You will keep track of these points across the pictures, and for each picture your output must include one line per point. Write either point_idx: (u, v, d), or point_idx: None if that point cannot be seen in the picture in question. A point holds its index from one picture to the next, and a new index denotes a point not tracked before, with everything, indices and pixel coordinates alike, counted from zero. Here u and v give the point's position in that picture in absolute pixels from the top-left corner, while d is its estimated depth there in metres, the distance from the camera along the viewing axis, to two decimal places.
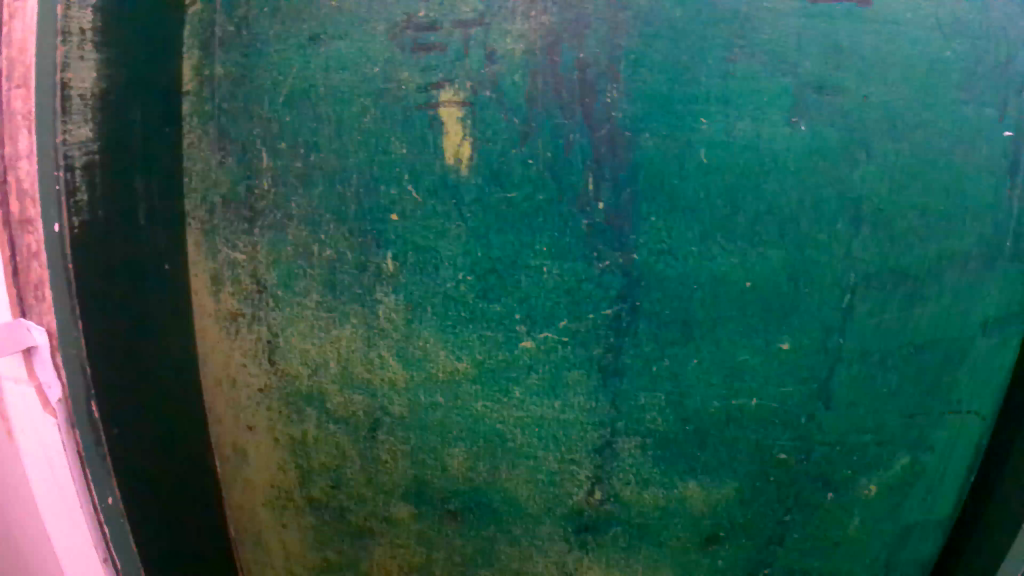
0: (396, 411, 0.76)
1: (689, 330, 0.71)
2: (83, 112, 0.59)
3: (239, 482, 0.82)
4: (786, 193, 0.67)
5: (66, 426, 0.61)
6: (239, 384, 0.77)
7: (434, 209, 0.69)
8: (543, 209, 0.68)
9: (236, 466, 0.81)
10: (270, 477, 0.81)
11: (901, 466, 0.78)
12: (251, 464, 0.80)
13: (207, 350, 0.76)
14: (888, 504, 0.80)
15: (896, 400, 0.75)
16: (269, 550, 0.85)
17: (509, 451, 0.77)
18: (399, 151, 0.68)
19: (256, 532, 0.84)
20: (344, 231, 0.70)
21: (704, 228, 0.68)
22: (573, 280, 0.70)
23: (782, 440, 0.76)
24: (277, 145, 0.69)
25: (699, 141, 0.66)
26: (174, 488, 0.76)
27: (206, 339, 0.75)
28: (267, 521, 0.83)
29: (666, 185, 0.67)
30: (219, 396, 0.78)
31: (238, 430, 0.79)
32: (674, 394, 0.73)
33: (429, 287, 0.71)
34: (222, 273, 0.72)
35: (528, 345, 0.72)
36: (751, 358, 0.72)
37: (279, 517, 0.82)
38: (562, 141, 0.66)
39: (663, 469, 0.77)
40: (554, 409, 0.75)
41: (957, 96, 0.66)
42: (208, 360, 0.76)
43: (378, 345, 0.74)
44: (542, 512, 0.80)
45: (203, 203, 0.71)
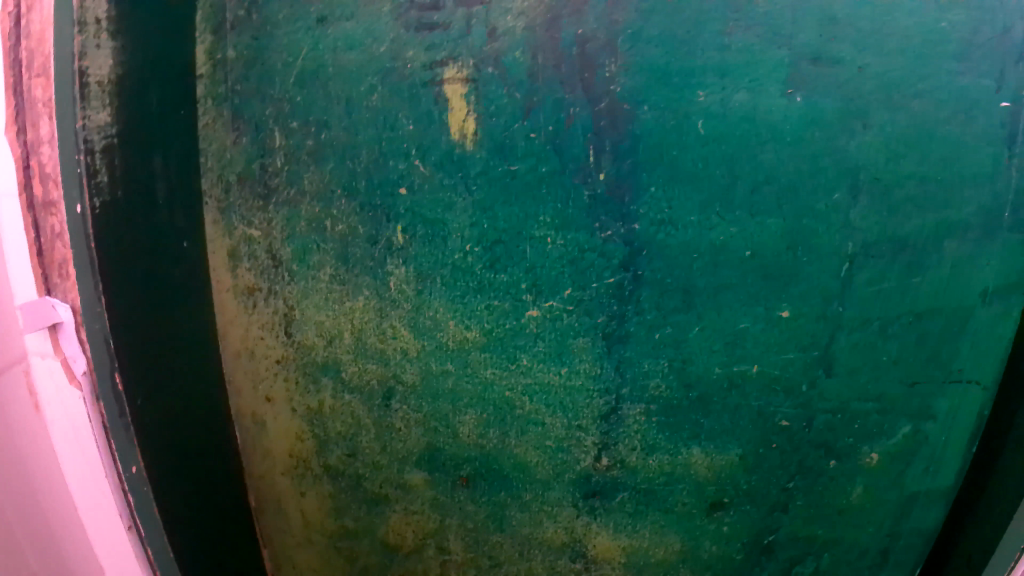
0: (408, 379, 0.79)
1: (691, 297, 0.73)
2: (101, 99, 0.61)
3: (258, 451, 0.85)
4: (783, 164, 0.69)
5: (92, 398, 0.61)
6: (258, 356, 0.80)
7: (442, 182, 0.71)
8: (546, 180, 0.70)
9: (255, 436, 0.84)
10: (289, 445, 0.84)
11: (902, 435, 0.79)
12: (270, 434, 0.84)
13: (225, 324, 0.79)
14: (890, 471, 0.82)
15: (896, 368, 0.76)
16: (288, 518, 0.88)
17: (518, 418, 0.79)
18: (406, 127, 0.70)
19: (275, 502, 0.87)
20: (355, 206, 0.73)
21: (704, 198, 0.70)
22: (576, 250, 0.72)
23: (784, 408, 0.78)
24: (289, 124, 0.71)
25: (698, 113, 0.68)
26: (200, 462, 0.78)
27: (225, 313, 0.79)
28: (286, 489, 0.87)
29: (665, 157, 0.69)
30: (238, 367, 0.81)
31: (257, 402, 0.82)
32: (677, 360, 0.75)
33: (438, 258, 0.73)
34: (239, 249, 0.76)
35: (534, 313, 0.74)
36: (752, 326, 0.74)
37: (298, 485, 0.86)
38: (562, 116, 0.68)
39: (667, 436, 0.79)
40: (560, 375, 0.77)
41: (952, 68, 0.67)
42: (226, 334, 0.79)
43: (389, 316, 0.76)
44: (551, 478, 0.82)
45: (219, 182, 0.74)
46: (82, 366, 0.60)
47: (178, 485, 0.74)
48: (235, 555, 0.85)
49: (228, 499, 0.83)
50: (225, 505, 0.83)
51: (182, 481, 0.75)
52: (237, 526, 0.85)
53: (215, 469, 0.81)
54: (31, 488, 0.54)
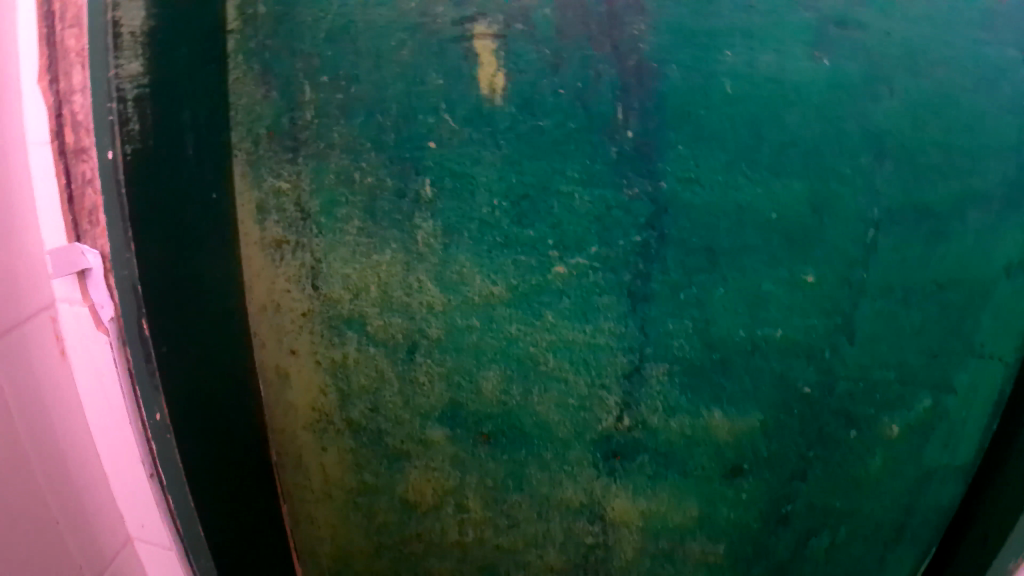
0: (433, 333, 0.79)
1: (716, 258, 0.72)
2: (134, 48, 0.60)
3: (282, 406, 0.87)
4: (810, 128, 0.67)
5: (118, 343, 0.69)
6: (283, 310, 0.82)
7: (470, 137, 0.70)
8: (574, 137, 0.69)
9: (279, 390, 0.86)
10: (312, 400, 0.86)
11: (924, 408, 0.79)
12: (294, 387, 0.86)
13: (252, 277, 0.80)
14: (911, 441, 0.81)
15: (918, 339, 0.76)
16: (309, 472, 0.91)
17: (541, 375, 0.80)
18: (435, 82, 0.69)
19: (297, 455, 0.90)
20: (383, 159, 0.73)
21: (730, 158, 0.68)
22: (603, 207, 0.71)
23: (806, 373, 0.78)
24: (319, 79, 0.71)
25: (726, 72, 0.66)
26: (225, 410, 0.79)
27: (251, 267, 0.80)
28: (308, 444, 0.89)
29: (693, 116, 0.67)
30: (263, 321, 0.82)
31: (281, 354, 0.84)
32: (700, 321, 0.75)
33: (464, 212, 0.73)
34: (268, 202, 0.77)
35: (560, 270, 0.74)
36: (775, 289, 0.73)
37: (320, 439, 0.88)
38: (591, 74, 0.67)
39: (689, 397, 0.79)
40: (584, 333, 0.77)
41: (977, 36, 0.64)
42: (253, 287, 0.81)
43: (415, 270, 0.77)
44: (572, 437, 0.83)
45: (248, 135, 0.74)
46: (109, 314, 0.68)
47: (205, 432, 0.76)
48: (257, 505, 0.87)
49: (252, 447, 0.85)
50: (249, 453, 0.85)
51: (209, 428, 0.76)
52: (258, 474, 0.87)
53: (240, 417, 0.83)
54: (42, 405, 0.69)
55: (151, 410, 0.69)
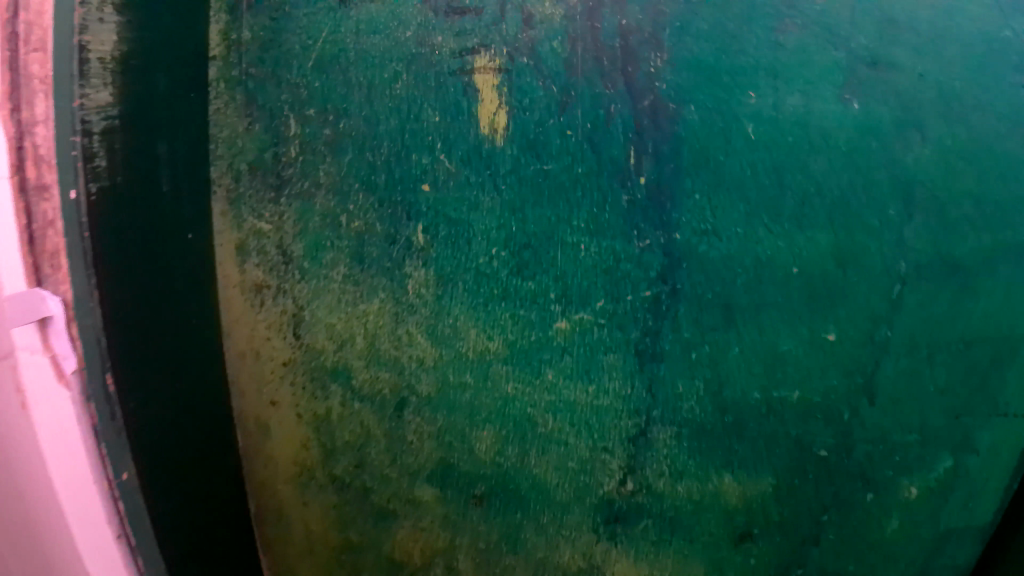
0: (423, 390, 0.73)
1: (732, 315, 0.65)
2: (103, 77, 0.57)
3: (260, 459, 0.79)
4: (836, 176, 0.62)
5: (81, 398, 0.57)
6: (263, 357, 0.75)
7: (468, 179, 0.65)
8: (581, 182, 0.63)
9: (259, 442, 0.78)
10: (294, 453, 0.78)
11: (945, 469, 0.72)
12: (274, 439, 0.78)
13: (230, 322, 0.74)
14: (931, 505, 0.74)
15: (940, 398, 0.69)
16: (291, 526, 0.81)
17: (539, 437, 0.72)
18: (432, 118, 0.64)
19: (279, 506, 0.81)
20: (372, 201, 0.67)
21: (749, 207, 0.63)
22: (611, 258, 0.65)
23: (824, 437, 0.70)
24: (306, 112, 0.66)
25: (747, 115, 0.62)
26: (198, 465, 0.73)
27: (231, 311, 0.74)
28: (289, 498, 0.80)
29: (711, 161, 0.62)
30: (242, 368, 0.76)
31: (261, 405, 0.77)
32: (713, 382, 0.68)
33: (460, 261, 0.67)
34: (248, 243, 0.71)
35: (562, 326, 0.67)
36: (795, 349, 0.66)
37: (302, 493, 0.79)
38: (601, 112, 0.62)
39: (698, 462, 0.71)
40: (587, 393, 0.70)
41: (1014, 79, 0.61)
42: (232, 333, 0.74)
43: (405, 321, 0.70)
44: (571, 500, 0.75)
45: (229, 170, 0.69)
46: (72, 366, 0.56)
47: (171, 489, 0.69)
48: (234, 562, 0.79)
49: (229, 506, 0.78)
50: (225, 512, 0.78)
51: (178, 484, 0.70)
52: (235, 537, 0.79)
53: (216, 473, 0.76)
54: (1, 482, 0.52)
55: (117, 470, 0.60)
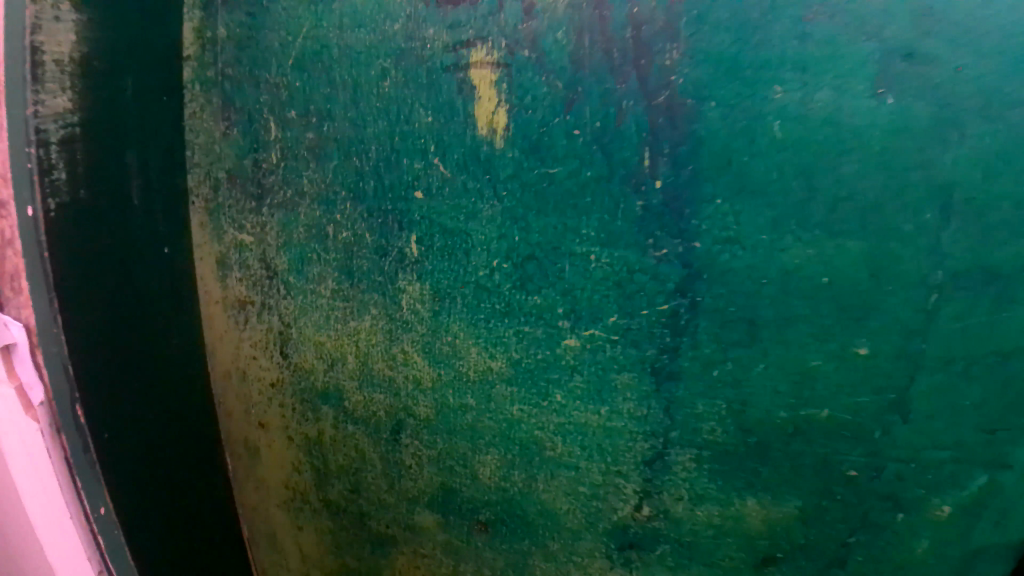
0: (421, 413, 0.68)
1: (756, 330, 0.60)
2: (60, 79, 0.50)
3: (251, 482, 0.75)
4: (870, 180, 0.55)
5: (50, 431, 0.50)
6: (250, 377, 0.71)
7: (466, 185, 0.59)
8: (590, 187, 0.58)
9: (249, 465, 0.75)
10: (285, 476, 0.74)
11: (977, 487, 0.64)
12: (263, 462, 0.74)
13: (214, 341, 0.70)
14: (965, 528, 0.65)
15: (974, 413, 0.61)
16: (285, 553, 0.78)
17: (547, 461, 0.67)
18: (422, 119, 0.58)
19: (270, 532, 0.77)
20: (361, 211, 0.62)
21: (776, 214, 0.56)
22: (624, 270, 0.59)
23: (852, 456, 0.64)
24: (287, 115, 0.61)
25: (771, 113, 0.54)
26: (184, 495, 0.68)
27: (214, 329, 0.69)
28: (282, 523, 0.76)
29: (735, 164, 0.56)
30: (228, 389, 0.72)
31: (249, 427, 0.73)
32: (736, 402, 0.62)
33: (458, 275, 0.62)
34: (229, 256, 0.66)
35: (571, 343, 0.62)
36: (824, 364, 0.61)
37: (295, 518, 0.76)
38: (612, 109, 0.55)
39: (719, 485, 0.66)
40: (598, 415, 0.64)
41: None
42: (217, 352, 0.70)
43: (400, 339, 0.65)
44: (581, 527, 0.69)
45: (207, 178, 0.64)
46: (38, 397, 0.50)
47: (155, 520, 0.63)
48: None
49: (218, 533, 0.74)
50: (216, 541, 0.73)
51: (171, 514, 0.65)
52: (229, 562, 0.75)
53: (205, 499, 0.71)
54: None
55: (95, 505, 0.54)
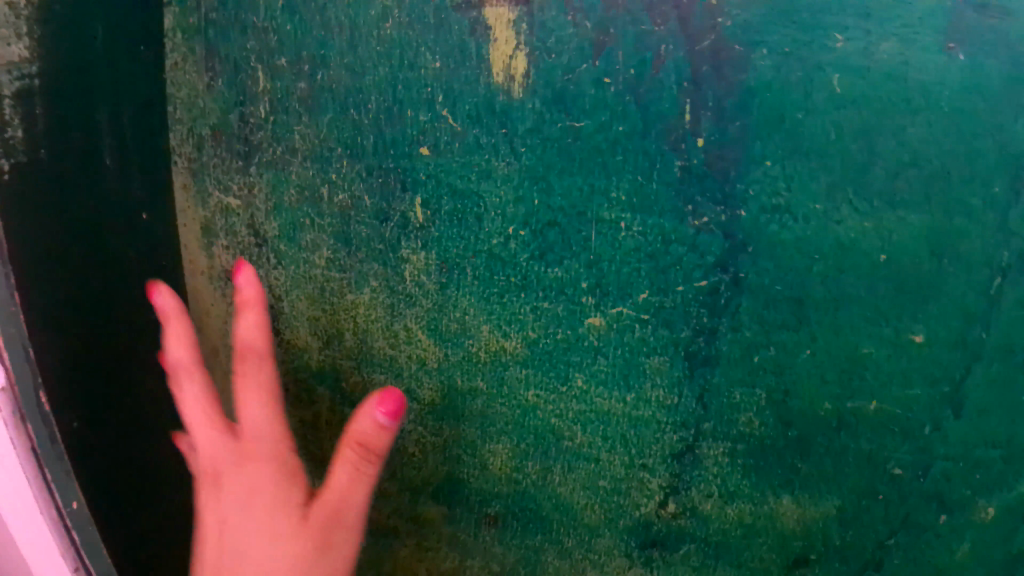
0: (426, 395, 0.57)
1: (804, 310, 0.53)
2: (13, 26, 0.44)
3: None
4: (935, 143, 0.49)
5: (12, 418, 0.43)
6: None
7: (478, 140, 0.51)
8: (622, 144, 0.50)
9: None
10: None
11: None
12: None
13: (200, 313, 0.57)
14: (1012, 533, 0.57)
15: None
16: None
17: (564, 451, 0.58)
18: (430, 65, 0.50)
19: None
20: (359, 169, 0.53)
21: (832, 179, 0.50)
22: (658, 240, 0.52)
23: (901, 453, 0.56)
24: (276, 62, 0.52)
25: (830, 65, 0.48)
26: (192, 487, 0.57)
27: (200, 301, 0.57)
28: None
29: (788, 121, 0.49)
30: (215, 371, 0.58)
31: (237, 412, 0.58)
32: (778, 392, 0.55)
33: (468, 242, 0.53)
34: (215, 223, 0.55)
35: (595, 322, 0.54)
36: (877, 352, 0.54)
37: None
38: (649, 54, 0.48)
39: (753, 482, 0.58)
40: (623, 403, 0.56)
41: None
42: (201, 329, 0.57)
43: (403, 315, 0.56)
44: (600, 523, 0.59)
45: (190, 137, 0.54)
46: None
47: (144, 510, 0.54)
48: None
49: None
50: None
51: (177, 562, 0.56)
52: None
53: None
54: None
55: (67, 499, 0.46)
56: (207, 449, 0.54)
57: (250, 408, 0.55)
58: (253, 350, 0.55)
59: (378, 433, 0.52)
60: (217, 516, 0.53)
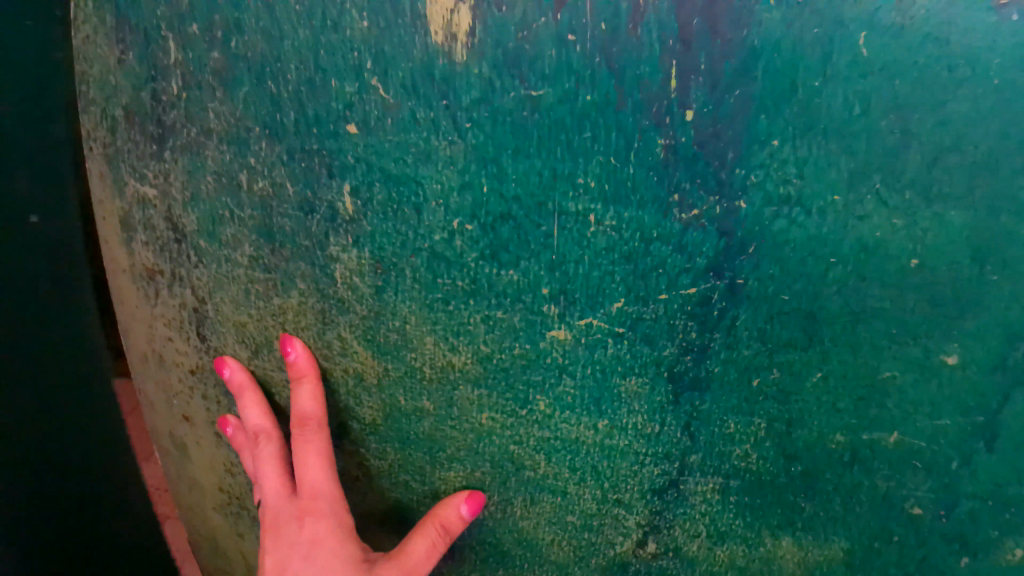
0: (366, 415, 0.52)
1: (815, 326, 0.42)
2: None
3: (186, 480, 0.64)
4: (984, 121, 0.37)
5: None
6: (168, 364, 0.58)
7: (415, 116, 0.41)
8: (591, 117, 0.39)
9: (180, 464, 0.63)
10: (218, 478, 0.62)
11: None
12: (194, 462, 0.62)
13: (127, 319, 0.58)
14: None
15: None
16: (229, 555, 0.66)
17: (525, 483, 0.50)
18: (356, 25, 0.40)
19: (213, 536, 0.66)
20: (280, 153, 0.45)
21: (857, 164, 0.38)
22: (639, 239, 0.41)
23: (919, 491, 0.45)
24: (187, 30, 0.43)
25: (854, 21, 0.36)
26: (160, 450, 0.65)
27: (127, 303, 0.57)
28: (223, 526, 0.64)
29: (801, 90, 0.37)
30: (148, 375, 0.60)
31: (175, 422, 0.61)
32: (780, 422, 0.45)
33: (407, 238, 0.44)
34: (132, 215, 0.52)
35: (560, 335, 0.45)
36: (902, 377, 0.42)
37: (234, 525, 0.63)
38: (625, 3, 0.37)
39: (747, 522, 0.48)
40: (594, 431, 0.47)
41: None
42: (130, 331, 0.58)
43: (336, 323, 0.49)
44: (571, 562, 0.52)
45: (103, 119, 0.49)
46: None
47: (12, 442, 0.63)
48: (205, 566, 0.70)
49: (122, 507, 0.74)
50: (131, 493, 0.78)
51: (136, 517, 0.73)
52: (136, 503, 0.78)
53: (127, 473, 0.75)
54: None
55: None
56: (277, 500, 0.53)
57: (312, 471, 0.51)
58: (312, 420, 0.51)
59: (462, 524, 0.50)
60: (284, 550, 0.52)
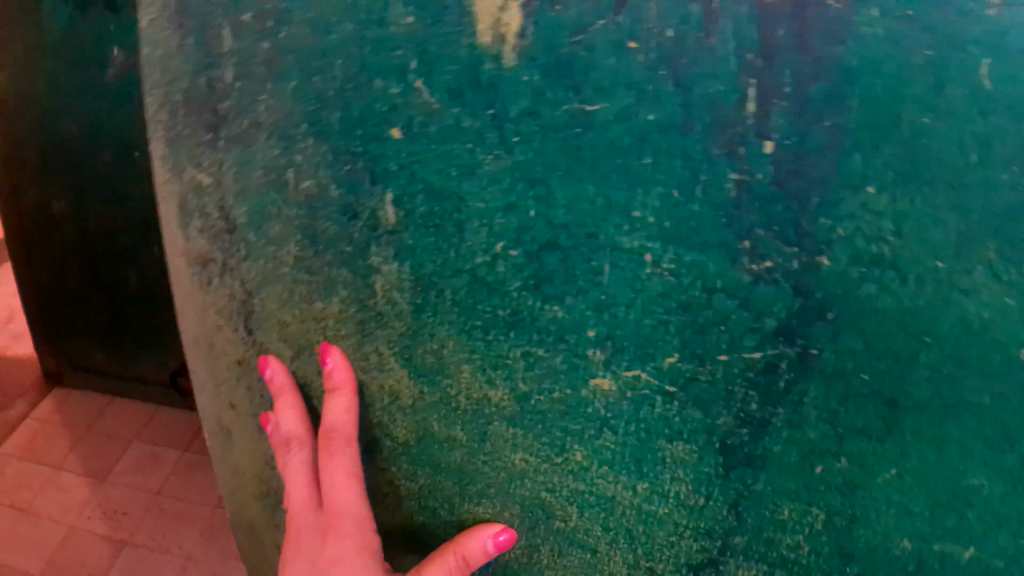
0: (399, 434, 0.48)
1: (897, 412, 0.35)
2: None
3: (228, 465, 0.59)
4: None
5: None
6: (218, 351, 0.54)
7: (460, 122, 0.38)
8: (651, 139, 0.35)
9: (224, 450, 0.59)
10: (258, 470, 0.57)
11: None
12: (235, 448, 0.58)
13: (184, 301, 0.53)
14: None
15: None
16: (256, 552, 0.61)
17: (555, 534, 0.45)
18: (401, 20, 0.37)
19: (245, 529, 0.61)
20: (325, 153, 0.42)
21: (964, 225, 0.32)
22: (699, 289, 0.36)
23: None
24: (241, 19, 0.41)
25: (976, 44, 0.29)
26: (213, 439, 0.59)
27: (181, 284, 0.52)
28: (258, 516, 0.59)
29: (905, 126, 0.31)
30: (198, 357, 0.55)
31: (220, 409, 0.57)
32: (841, 516, 0.38)
33: (445, 260, 0.41)
34: (189, 200, 0.48)
35: (601, 385, 0.40)
36: (989, 488, 0.35)
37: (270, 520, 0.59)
38: (696, 9, 0.32)
39: None
40: (632, 492, 0.42)
41: None
42: (184, 312, 0.53)
43: (373, 337, 0.46)
44: None
45: (164, 104, 0.46)
46: None
47: None
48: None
49: (163, 469, 0.95)
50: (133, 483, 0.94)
51: None
52: (135, 492, 0.93)
53: (168, 450, 0.97)
54: None
55: None
56: (298, 513, 0.49)
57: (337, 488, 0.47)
58: (340, 432, 0.47)
59: (485, 558, 0.44)
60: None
